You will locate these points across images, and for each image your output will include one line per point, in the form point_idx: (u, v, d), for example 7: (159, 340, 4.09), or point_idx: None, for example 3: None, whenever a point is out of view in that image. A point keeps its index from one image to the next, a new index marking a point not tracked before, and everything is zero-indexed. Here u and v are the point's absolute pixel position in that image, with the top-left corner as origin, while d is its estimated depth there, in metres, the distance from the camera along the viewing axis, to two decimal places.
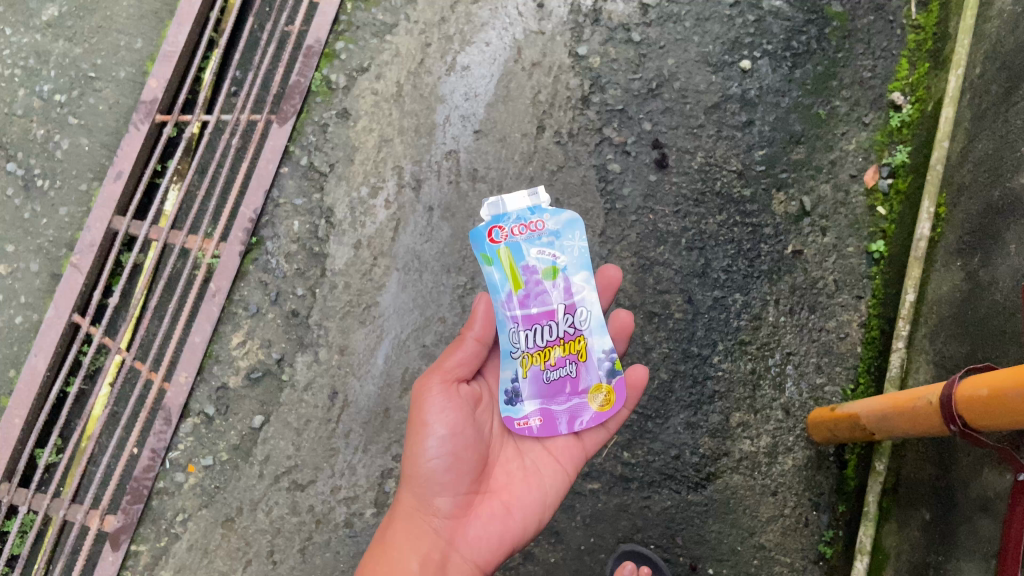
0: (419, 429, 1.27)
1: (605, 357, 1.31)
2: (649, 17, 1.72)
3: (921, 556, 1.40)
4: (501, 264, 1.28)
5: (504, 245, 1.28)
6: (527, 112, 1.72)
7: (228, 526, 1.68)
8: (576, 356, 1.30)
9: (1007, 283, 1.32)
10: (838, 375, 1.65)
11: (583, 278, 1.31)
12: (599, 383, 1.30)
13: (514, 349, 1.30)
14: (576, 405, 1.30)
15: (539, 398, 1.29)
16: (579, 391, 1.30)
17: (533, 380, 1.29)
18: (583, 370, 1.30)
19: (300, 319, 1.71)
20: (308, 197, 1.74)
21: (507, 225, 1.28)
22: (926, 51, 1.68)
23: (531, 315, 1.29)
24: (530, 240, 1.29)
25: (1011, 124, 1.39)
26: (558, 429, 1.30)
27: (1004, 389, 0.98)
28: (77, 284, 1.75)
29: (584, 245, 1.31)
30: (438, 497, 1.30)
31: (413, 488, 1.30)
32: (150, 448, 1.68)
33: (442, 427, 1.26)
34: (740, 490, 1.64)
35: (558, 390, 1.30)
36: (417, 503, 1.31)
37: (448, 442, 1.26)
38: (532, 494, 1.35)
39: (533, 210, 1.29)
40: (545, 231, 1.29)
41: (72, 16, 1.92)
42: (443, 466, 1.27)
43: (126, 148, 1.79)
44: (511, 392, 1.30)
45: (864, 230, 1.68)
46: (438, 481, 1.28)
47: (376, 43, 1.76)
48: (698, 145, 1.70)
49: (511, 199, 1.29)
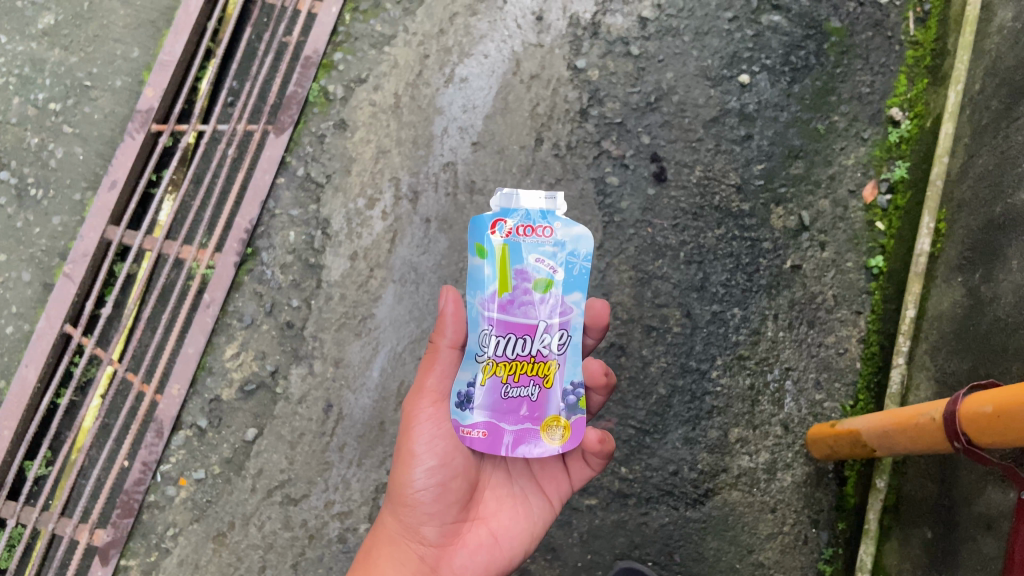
0: (406, 458, 1.25)
1: (571, 390, 1.18)
2: (648, 31, 1.72)
3: None
4: (495, 259, 1.16)
5: (504, 241, 1.16)
6: (525, 124, 1.71)
7: (220, 540, 1.66)
8: (541, 379, 1.16)
9: (1010, 298, 1.31)
10: (837, 391, 1.65)
11: (575, 299, 1.18)
12: (557, 416, 1.17)
13: (481, 353, 1.17)
14: (524, 429, 1.16)
15: (491, 411, 1.16)
16: (535, 418, 1.16)
17: (490, 389, 1.16)
18: (543, 398, 1.16)
19: (295, 331, 1.69)
20: (305, 208, 1.72)
21: (513, 222, 1.16)
22: (925, 67, 1.69)
23: (510, 323, 1.16)
24: (533, 245, 1.16)
25: (1012, 139, 1.38)
26: (494, 449, 1.15)
27: (1009, 406, 0.96)
28: (69, 294, 1.73)
29: (587, 265, 1.17)
30: (426, 525, 1.28)
31: (399, 515, 1.28)
32: (141, 461, 1.66)
33: (430, 456, 1.24)
34: (739, 507, 1.62)
35: (513, 409, 1.16)
36: (403, 530, 1.29)
37: (436, 472, 1.24)
38: (520, 521, 1.34)
39: (544, 214, 1.16)
40: (550, 241, 1.16)
41: (68, 25, 1.90)
42: (432, 496, 1.26)
43: (121, 157, 1.78)
44: (464, 395, 1.18)
45: (863, 246, 1.67)
46: (426, 510, 1.27)
47: (375, 54, 1.76)
48: (697, 159, 1.69)
49: (526, 194, 1.16)
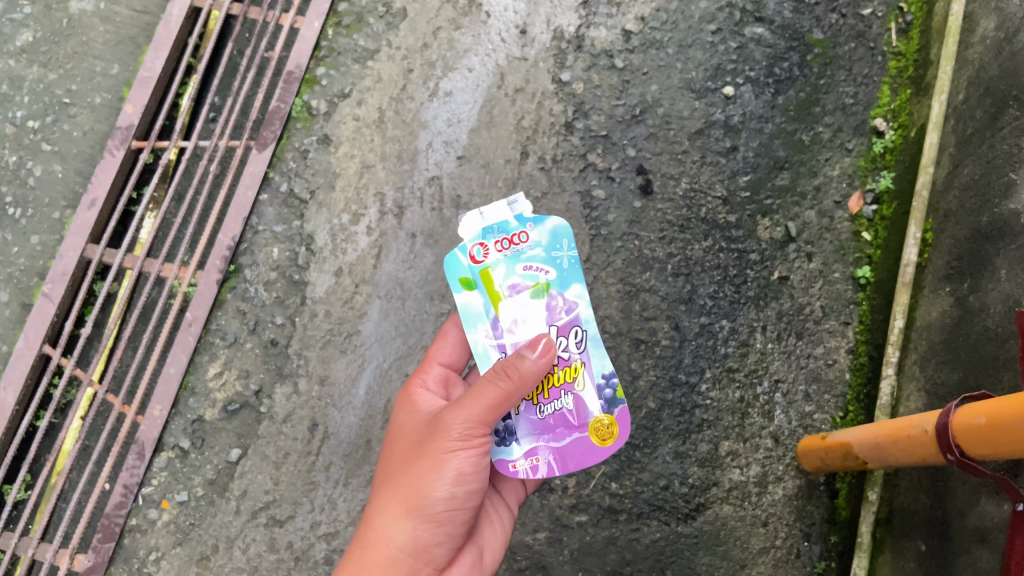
0: (446, 474, 1.12)
1: (605, 383, 1.19)
2: (632, 44, 1.72)
3: None
4: (483, 287, 1.19)
5: (487, 264, 1.19)
6: (510, 137, 1.71)
7: (203, 564, 1.62)
8: (571, 386, 1.18)
9: (999, 308, 1.31)
10: (826, 402, 1.64)
11: (576, 292, 1.20)
12: (598, 415, 1.18)
13: None
14: (581, 441, 1.17)
15: (534, 435, 1.17)
16: (579, 426, 1.18)
17: (524, 415, 1.17)
18: (580, 403, 1.18)
19: (279, 348, 1.67)
20: (288, 224, 1.71)
21: (490, 242, 1.19)
22: (908, 77, 1.69)
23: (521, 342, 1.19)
24: (513, 258, 1.19)
25: (997, 149, 1.39)
26: (596, 459, 1.18)
27: (1003, 417, 0.95)
28: (48, 314, 1.70)
29: (573, 255, 1.20)
30: (438, 545, 1.15)
31: (415, 534, 1.13)
32: (122, 483, 1.62)
33: (472, 477, 1.13)
34: (731, 521, 1.60)
35: (555, 427, 1.17)
36: (412, 551, 1.13)
37: (473, 493, 1.15)
38: (495, 535, 1.30)
39: (515, 221, 1.19)
40: (530, 244, 1.19)
41: (47, 42, 1.88)
42: (458, 517, 1.15)
43: (101, 175, 1.75)
44: (502, 431, 1.18)
45: (850, 256, 1.67)
46: (446, 531, 1.15)
47: (358, 69, 1.75)
48: (683, 171, 1.69)
49: (488, 212, 1.19)
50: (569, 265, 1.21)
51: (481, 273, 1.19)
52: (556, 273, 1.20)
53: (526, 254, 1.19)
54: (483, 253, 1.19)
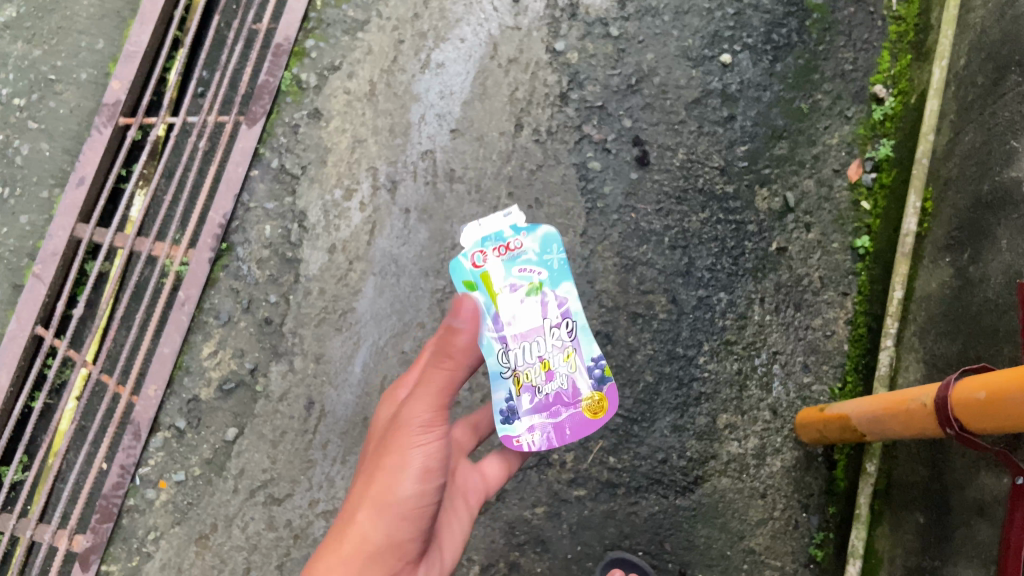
0: (413, 470, 1.11)
1: (593, 364, 1.20)
2: (627, 11, 1.69)
3: (915, 562, 1.37)
4: (483, 287, 1.17)
5: (486, 266, 1.17)
6: (504, 109, 1.68)
7: (202, 543, 1.61)
8: (563, 367, 1.18)
9: (1000, 279, 1.29)
10: (825, 373, 1.62)
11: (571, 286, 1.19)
12: (590, 392, 1.19)
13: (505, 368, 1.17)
14: (577, 417, 1.19)
15: (535, 415, 1.18)
16: (574, 404, 1.18)
17: (526, 398, 1.17)
18: (573, 383, 1.19)
19: (273, 327, 1.66)
20: (280, 200, 1.69)
21: (487, 247, 1.17)
22: (908, 42, 1.66)
23: (520, 336, 1.17)
24: (511, 259, 1.17)
25: (998, 116, 1.36)
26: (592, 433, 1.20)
27: (1003, 392, 0.94)
28: (39, 295, 1.67)
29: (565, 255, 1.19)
30: (413, 549, 1.11)
31: (388, 533, 1.08)
32: (119, 464, 1.61)
33: (437, 468, 1.13)
34: (729, 493, 1.59)
35: (555, 406, 1.18)
36: (389, 557, 1.09)
37: (441, 491, 1.13)
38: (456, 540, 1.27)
39: (512, 227, 1.18)
40: (526, 245, 1.18)
41: (31, 17, 1.84)
42: (429, 511, 1.12)
43: (89, 153, 1.72)
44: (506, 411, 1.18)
45: (848, 226, 1.65)
46: (420, 535, 1.12)
47: (348, 41, 1.71)
48: (680, 142, 1.67)
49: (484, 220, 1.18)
50: (560, 266, 1.19)
51: (479, 276, 1.17)
52: (548, 274, 1.18)
53: (520, 256, 1.18)
54: (481, 258, 1.17)
